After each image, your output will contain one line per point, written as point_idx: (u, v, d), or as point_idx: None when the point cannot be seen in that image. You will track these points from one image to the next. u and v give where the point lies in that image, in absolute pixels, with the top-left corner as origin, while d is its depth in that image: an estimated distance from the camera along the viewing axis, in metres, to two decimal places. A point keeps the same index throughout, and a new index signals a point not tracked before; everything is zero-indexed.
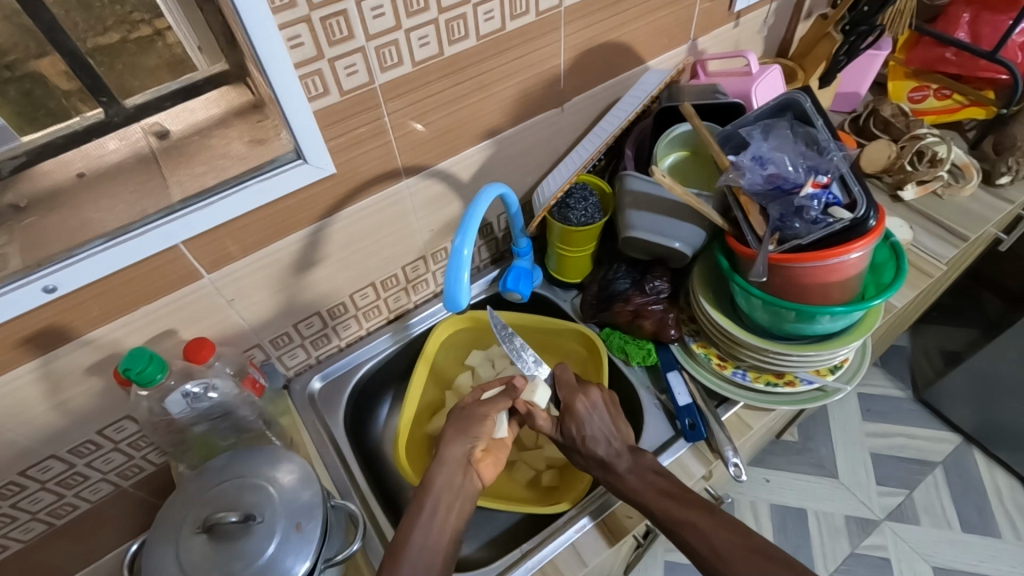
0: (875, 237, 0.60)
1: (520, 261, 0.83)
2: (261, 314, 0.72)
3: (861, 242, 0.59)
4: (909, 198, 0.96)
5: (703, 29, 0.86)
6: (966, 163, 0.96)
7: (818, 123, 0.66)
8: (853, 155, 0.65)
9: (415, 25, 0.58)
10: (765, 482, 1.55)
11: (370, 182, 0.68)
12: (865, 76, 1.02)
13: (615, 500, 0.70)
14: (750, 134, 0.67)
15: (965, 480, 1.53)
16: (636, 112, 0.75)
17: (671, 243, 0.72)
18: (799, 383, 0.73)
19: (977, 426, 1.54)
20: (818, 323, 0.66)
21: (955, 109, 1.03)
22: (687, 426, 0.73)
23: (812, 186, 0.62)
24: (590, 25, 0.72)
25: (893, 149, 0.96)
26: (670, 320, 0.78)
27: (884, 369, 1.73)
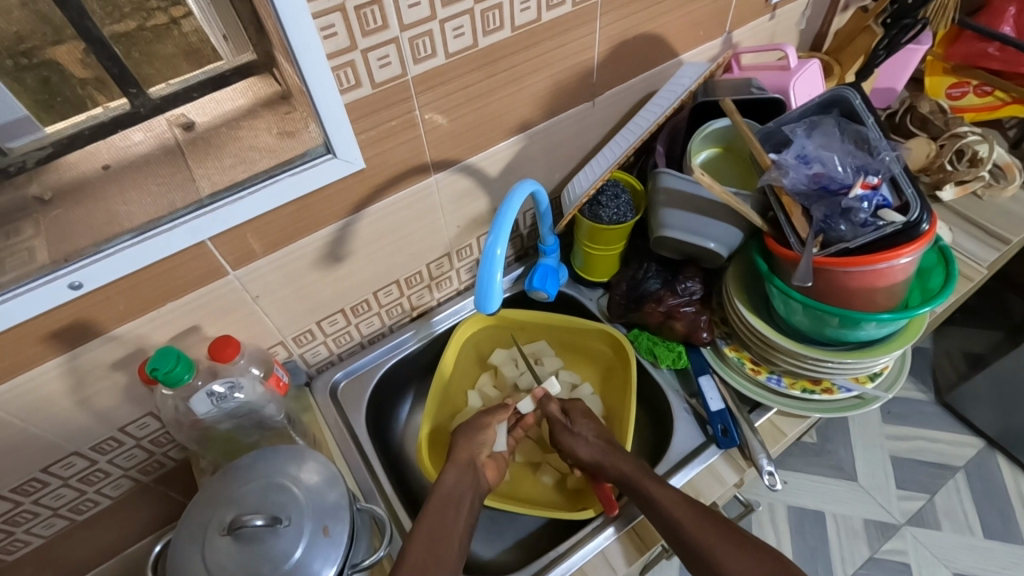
0: (927, 242, 0.58)
1: (547, 259, 0.81)
2: (286, 311, 0.71)
3: (913, 247, 0.57)
4: (948, 199, 0.93)
5: (739, 21, 0.83)
6: (1008, 163, 0.92)
7: (869, 122, 0.63)
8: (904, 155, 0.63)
9: (450, 15, 0.56)
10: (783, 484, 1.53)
11: (399, 177, 0.66)
12: (903, 71, 0.99)
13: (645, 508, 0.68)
14: (795, 131, 0.65)
15: (987, 485, 1.50)
16: (674, 105, 0.72)
17: (705, 243, 0.71)
18: (837, 391, 0.71)
19: (1002, 431, 1.51)
20: (861, 330, 0.63)
21: (996, 106, 0.98)
22: (719, 432, 0.71)
23: (861, 187, 0.59)
24: (626, 16, 0.70)
25: (932, 147, 0.92)
26: (702, 322, 0.76)
27: None
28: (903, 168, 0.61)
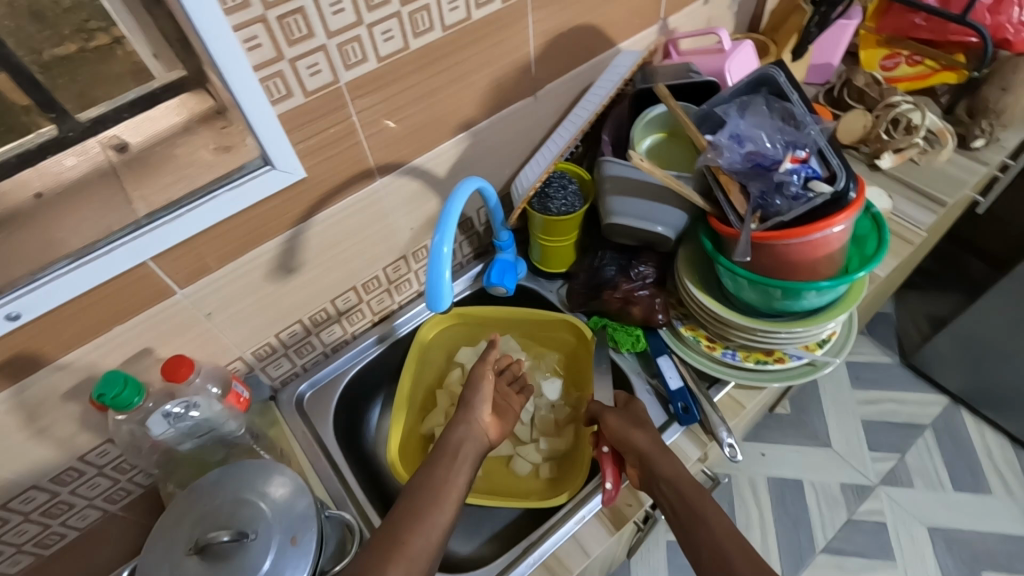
0: (856, 210, 0.60)
1: (503, 255, 0.83)
2: (242, 327, 0.70)
3: (843, 216, 0.59)
4: (887, 167, 0.96)
5: (673, 8, 0.85)
6: (941, 130, 0.95)
7: (793, 99, 0.65)
8: (830, 128, 0.65)
9: (377, 20, 0.56)
10: (761, 457, 1.57)
11: (345, 183, 0.66)
12: (836, 46, 1.02)
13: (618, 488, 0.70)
14: (727, 112, 0.67)
15: (956, 442, 1.58)
16: (611, 93, 0.73)
17: (654, 227, 0.72)
18: (788, 359, 0.73)
19: (965, 388, 1.58)
20: (804, 300, 0.65)
21: (927, 74, 1.02)
22: (680, 410, 0.73)
23: (792, 161, 0.61)
24: (559, 11, 0.71)
25: (867, 118, 0.96)
26: (658, 304, 0.77)
27: (872, 337, 1.77)
28: (828, 142, 0.63)
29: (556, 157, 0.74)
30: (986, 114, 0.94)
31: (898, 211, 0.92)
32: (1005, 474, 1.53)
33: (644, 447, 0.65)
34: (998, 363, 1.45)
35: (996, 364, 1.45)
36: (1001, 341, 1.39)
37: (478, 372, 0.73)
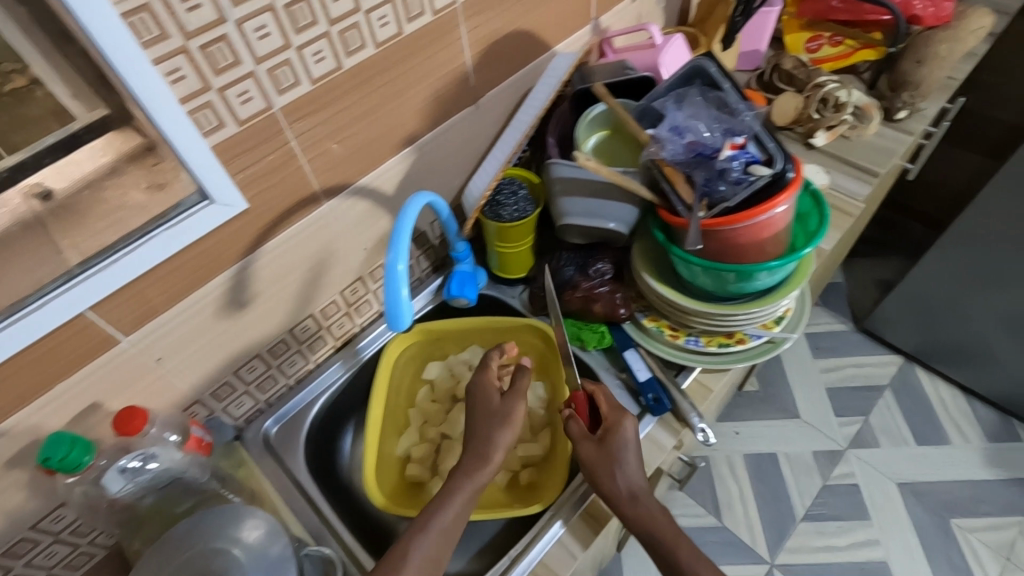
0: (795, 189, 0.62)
1: (462, 266, 0.83)
2: (197, 369, 0.68)
3: (785, 195, 0.61)
4: (822, 144, 1.00)
5: (604, 8, 0.87)
6: (868, 105, 1.00)
7: (724, 89, 0.68)
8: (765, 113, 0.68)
9: (306, 41, 0.55)
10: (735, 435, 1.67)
11: (290, 210, 0.65)
12: (762, 33, 1.07)
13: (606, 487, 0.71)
14: (664, 107, 0.68)
15: (913, 398, 1.71)
16: (551, 97, 0.75)
17: (606, 224, 0.73)
18: (749, 340, 0.75)
19: (917, 346, 1.72)
20: (757, 281, 0.67)
21: (848, 53, 1.08)
22: (652, 401, 0.74)
23: (729, 147, 0.63)
24: (491, 19, 0.71)
25: (799, 100, 1.00)
26: (619, 299, 0.77)
27: (827, 307, 1.92)
28: (762, 125, 0.65)
29: (504, 163, 0.74)
30: (906, 88, 0.99)
31: (836, 187, 0.95)
32: (960, 424, 1.66)
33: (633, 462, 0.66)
34: (948, 319, 1.56)
35: (944, 313, 1.55)
36: (945, 296, 1.50)
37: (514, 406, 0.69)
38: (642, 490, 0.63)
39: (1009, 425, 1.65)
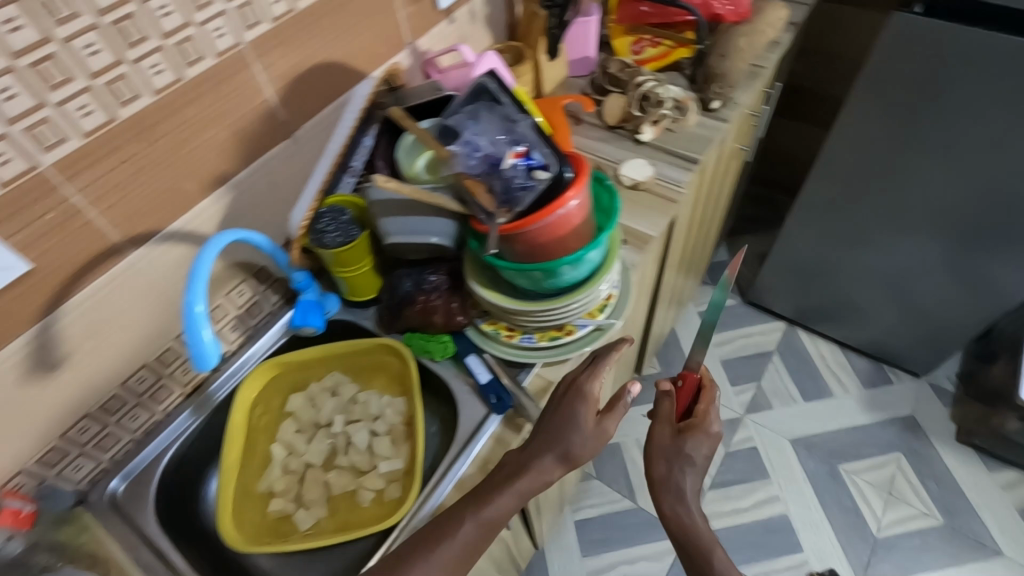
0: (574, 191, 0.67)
1: (305, 295, 0.85)
2: (14, 437, 0.66)
3: (573, 190, 0.67)
4: (649, 138, 1.07)
5: (417, 32, 0.91)
6: (685, 98, 1.09)
7: (505, 103, 0.72)
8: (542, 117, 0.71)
9: (65, 97, 0.56)
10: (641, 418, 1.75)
11: (89, 264, 0.64)
12: (586, 41, 1.14)
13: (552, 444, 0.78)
14: (459, 127, 0.71)
15: (798, 358, 1.84)
16: (355, 122, 0.79)
17: (428, 238, 0.76)
18: (576, 330, 0.80)
19: (796, 311, 1.86)
20: (564, 275, 0.73)
21: (666, 53, 1.16)
22: (493, 401, 0.78)
23: (514, 154, 0.67)
24: (288, 54, 0.74)
25: (623, 100, 1.08)
26: (455, 308, 0.81)
27: (717, 285, 2.04)
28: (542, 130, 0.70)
29: (317, 185, 0.78)
30: (715, 80, 1.08)
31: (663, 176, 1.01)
32: (840, 376, 1.80)
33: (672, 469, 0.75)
34: (819, 279, 1.70)
35: (811, 272, 1.70)
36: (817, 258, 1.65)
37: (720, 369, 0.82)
38: (688, 486, 0.74)
39: (881, 371, 1.80)
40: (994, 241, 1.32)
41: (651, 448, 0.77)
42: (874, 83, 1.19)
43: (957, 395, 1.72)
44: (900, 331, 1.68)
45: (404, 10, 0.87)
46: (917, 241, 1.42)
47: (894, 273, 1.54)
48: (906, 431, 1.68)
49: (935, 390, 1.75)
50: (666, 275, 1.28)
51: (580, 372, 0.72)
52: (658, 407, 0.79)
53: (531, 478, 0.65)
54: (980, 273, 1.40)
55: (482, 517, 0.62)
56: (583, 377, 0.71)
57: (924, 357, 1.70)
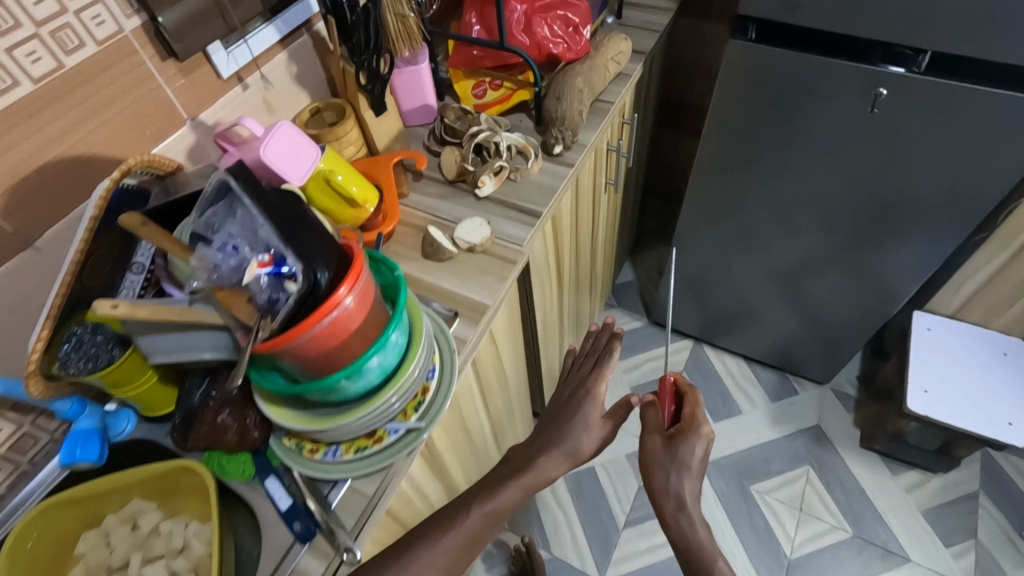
0: (326, 304, 0.59)
1: (78, 424, 0.73)
2: None
3: (341, 290, 0.59)
4: (490, 192, 1.00)
5: (198, 105, 0.81)
6: (524, 145, 1.02)
7: (248, 204, 0.60)
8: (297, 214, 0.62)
9: None
10: None
11: None
12: (420, 90, 1.07)
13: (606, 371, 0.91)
14: (204, 234, 0.60)
15: (705, 376, 1.82)
16: (88, 224, 0.65)
17: (200, 354, 0.65)
18: (387, 436, 0.71)
19: (700, 329, 1.84)
20: (343, 391, 0.64)
21: (508, 95, 1.09)
22: (296, 530, 0.68)
23: (258, 265, 0.57)
24: (5, 154, 0.63)
25: (457, 153, 1.01)
26: (251, 423, 0.71)
27: (622, 306, 2.00)
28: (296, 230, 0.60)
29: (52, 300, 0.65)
30: (554, 123, 1.02)
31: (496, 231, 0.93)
32: (747, 391, 1.78)
33: (665, 467, 0.81)
34: (716, 288, 1.67)
35: (707, 285, 1.67)
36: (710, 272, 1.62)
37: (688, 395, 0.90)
38: (687, 492, 0.80)
39: (786, 382, 1.79)
40: (865, 248, 1.33)
41: (647, 457, 0.83)
42: (730, 106, 1.18)
43: (859, 399, 1.72)
44: (799, 340, 1.68)
45: (172, 83, 0.77)
46: (799, 252, 1.42)
47: (784, 282, 1.53)
48: (813, 442, 1.67)
49: (837, 396, 1.74)
50: (539, 325, 1.21)
51: (586, 373, 0.92)
52: (647, 419, 0.87)
53: (534, 475, 0.78)
54: (861, 277, 1.40)
55: (486, 508, 0.74)
56: (591, 379, 0.89)
57: (823, 365, 1.70)
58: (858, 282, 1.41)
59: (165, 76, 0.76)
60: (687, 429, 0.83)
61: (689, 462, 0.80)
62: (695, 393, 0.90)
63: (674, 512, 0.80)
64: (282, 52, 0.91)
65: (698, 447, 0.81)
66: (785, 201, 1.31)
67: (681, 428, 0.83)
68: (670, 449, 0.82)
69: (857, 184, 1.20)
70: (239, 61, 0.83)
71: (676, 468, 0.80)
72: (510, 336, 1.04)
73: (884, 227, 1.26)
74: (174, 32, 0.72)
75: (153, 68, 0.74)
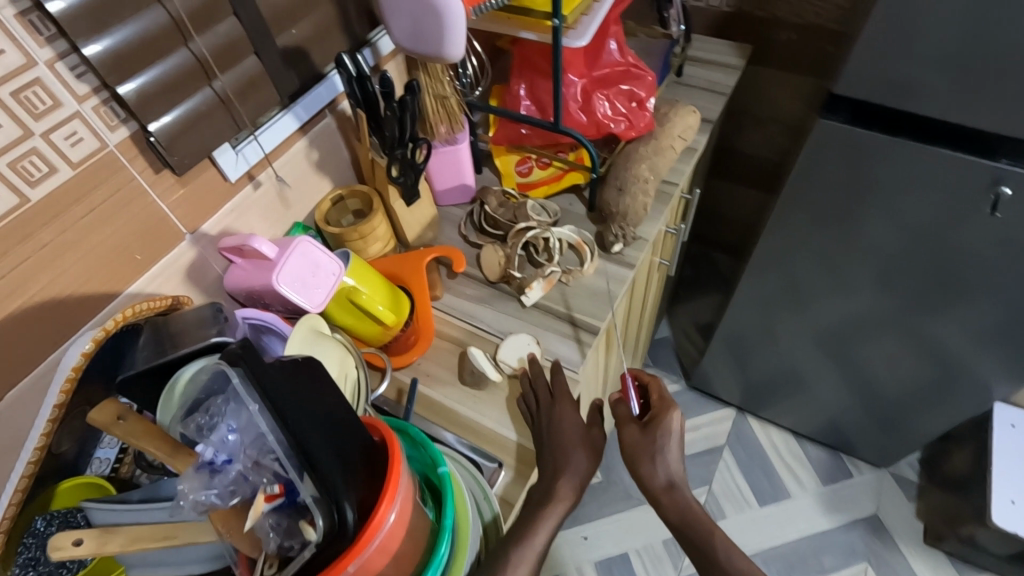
0: (356, 546, 0.44)
1: None
2: None
3: (377, 511, 0.46)
4: (536, 299, 0.85)
5: (199, 216, 0.67)
6: (578, 242, 0.88)
7: (253, 408, 0.45)
8: (319, 414, 0.48)
9: None
10: (584, 540, 1.53)
11: None
12: (457, 171, 0.92)
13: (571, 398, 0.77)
14: (198, 438, 0.48)
15: (749, 451, 1.66)
16: (58, 403, 0.52)
17: (184, 569, 0.52)
18: None
19: (744, 399, 1.68)
20: None
21: (557, 176, 0.95)
22: None
23: (266, 500, 0.43)
24: None
25: (500, 251, 0.87)
26: None
27: (657, 365, 1.84)
28: (316, 445, 0.45)
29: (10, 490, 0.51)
30: (614, 219, 0.88)
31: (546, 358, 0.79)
32: (797, 471, 1.62)
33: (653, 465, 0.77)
34: (762, 360, 1.48)
35: (758, 361, 1.50)
36: (765, 347, 1.44)
37: (658, 386, 0.87)
38: (675, 474, 0.77)
39: (839, 462, 1.63)
40: (953, 347, 1.16)
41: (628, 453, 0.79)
42: (811, 190, 1.00)
43: (922, 486, 1.57)
44: (862, 425, 1.50)
45: (168, 196, 0.63)
46: (874, 342, 1.24)
47: (851, 368, 1.35)
48: (870, 534, 1.51)
49: (897, 481, 1.58)
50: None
51: (544, 402, 0.74)
52: (618, 413, 0.84)
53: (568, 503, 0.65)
54: (945, 373, 1.23)
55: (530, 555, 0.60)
56: (551, 409, 0.72)
57: (882, 450, 1.54)
58: (941, 378, 1.24)
59: (160, 189, 0.62)
60: (661, 411, 0.81)
61: (670, 443, 0.78)
62: (659, 381, 0.88)
63: (665, 491, 0.76)
64: (302, 139, 0.77)
65: (676, 421, 0.80)
66: (861, 291, 1.13)
67: (657, 413, 0.81)
68: (649, 430, 0.80)
69: (955, 287, 1.03)
70: (250, 159, 0.70)
71: (658, 447, 0.78)
72: None
73: (985, 329, 1.08)
74: (169, 145, 0.58)
75: (144, 183, 0.60)
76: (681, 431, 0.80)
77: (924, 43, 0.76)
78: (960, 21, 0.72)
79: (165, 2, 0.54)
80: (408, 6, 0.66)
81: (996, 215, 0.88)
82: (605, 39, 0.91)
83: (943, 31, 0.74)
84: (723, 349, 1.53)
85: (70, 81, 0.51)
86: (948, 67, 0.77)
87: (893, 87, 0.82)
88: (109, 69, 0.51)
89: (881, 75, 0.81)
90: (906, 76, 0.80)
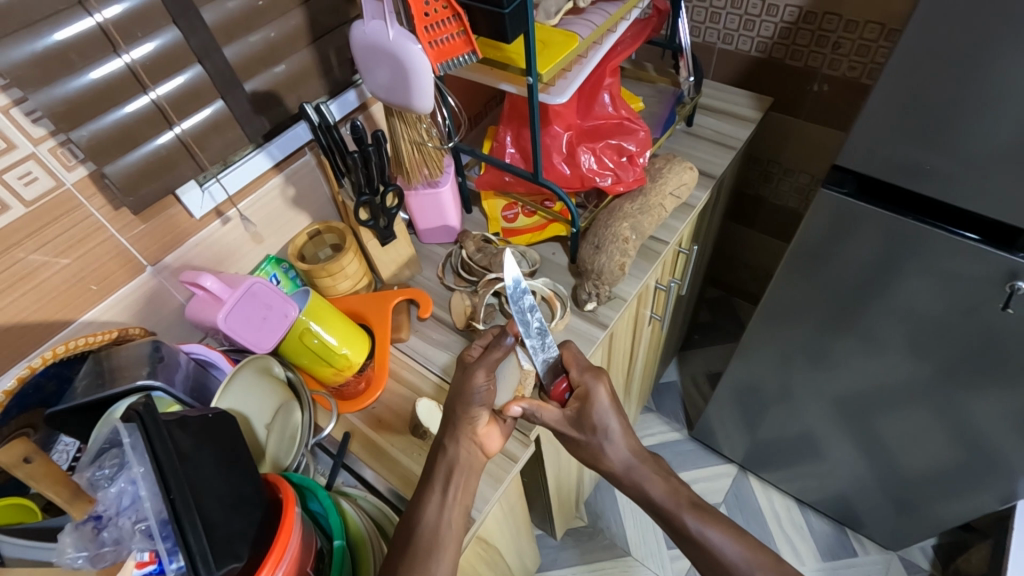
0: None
1: None
2: None
3: (260, 572, 0.46)
4: None
5: (160, 248, 0.69)
6: (550, 296, 0.85)
7: (139, 469, 0.46)
8: (204, 478, 0.47)
9: None
10: None
11: None
12: (439, 213, 0.90)
13: (519, 454, 0.74)
14: (90, 492, 0.49)
15: (747, 513, 1.56)
16: None
17: None
18: None
19: (746, 460, 1.57)
20: None
21: (541, 226, 0.93)
22: None
23: (136, 567, 0.44)
24: None
25: (469, 298, 0.85)
26: None
27: (661, 410, 1.75)
28: (187, 507, 0.44)
29: None
30: (589, 277, 0.85)
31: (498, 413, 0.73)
32: (795, 541, 1.52)
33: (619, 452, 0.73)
34: (767, 426, 1.38)
35: (766, 427, 1.39)
36: (768, 413, 1.34)
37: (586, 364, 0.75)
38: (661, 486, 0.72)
39: (843, 537, 1.52)
40: (979, 448, 1.02)
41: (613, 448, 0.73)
42: (811, 260, 0.93)
43: None
44: (874, 508, 1.37)
45: (127, 232, 0.65)
46: (885, 427, 1.12)
47: (864, 450, 1.21)
48: None
49: (906, 566, 1.46)
50: (547, 474, 1.03)
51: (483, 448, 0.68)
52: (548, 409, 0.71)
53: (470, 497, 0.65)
54: (964, 473, 1.10)
55: None
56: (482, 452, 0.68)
57: (890, 534, 1.41)
58: (958, 477, 1.11)
59: (120, 225, 0.64)
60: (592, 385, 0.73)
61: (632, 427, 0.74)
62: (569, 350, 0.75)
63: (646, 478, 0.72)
64: (277, 175, 0.78)
65: (603, 389, 0.71)
66: (868, 373, 1.03)
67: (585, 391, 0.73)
68: (581, 413, 0.71)
69: (969, 386, 0.92)
70: (215, 197, 0.72)
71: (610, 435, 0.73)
72: (504, 507, 0.86)
73: (1006, 436, 0.96)
74: (123, 186, 0.60)
75: (102, 219, 0.62)
76: (612, 399, 0.72)
77: (931, 126, 0.69)
78: (973, 109, 0.65)
79: (123, 54, 0.57)
80: (379, 61, 0.66)
81: (1008, 311, 0.78)
82: (598, 91, 0.90)
83: (954, 118, 0.67)
84: (724, 408, 1.44)
85: (25, 125, 0.54)
86: (960, 155, 0.69)
87: (907, 169, 0.75)
88: (60, 117, 0.54)
89: (885, 155, 0.75)
90: (914, 157, 0.73)
